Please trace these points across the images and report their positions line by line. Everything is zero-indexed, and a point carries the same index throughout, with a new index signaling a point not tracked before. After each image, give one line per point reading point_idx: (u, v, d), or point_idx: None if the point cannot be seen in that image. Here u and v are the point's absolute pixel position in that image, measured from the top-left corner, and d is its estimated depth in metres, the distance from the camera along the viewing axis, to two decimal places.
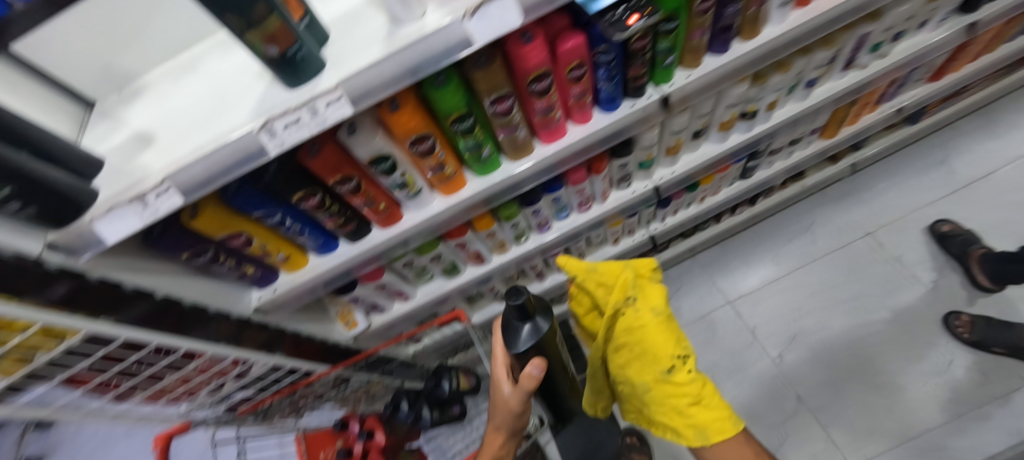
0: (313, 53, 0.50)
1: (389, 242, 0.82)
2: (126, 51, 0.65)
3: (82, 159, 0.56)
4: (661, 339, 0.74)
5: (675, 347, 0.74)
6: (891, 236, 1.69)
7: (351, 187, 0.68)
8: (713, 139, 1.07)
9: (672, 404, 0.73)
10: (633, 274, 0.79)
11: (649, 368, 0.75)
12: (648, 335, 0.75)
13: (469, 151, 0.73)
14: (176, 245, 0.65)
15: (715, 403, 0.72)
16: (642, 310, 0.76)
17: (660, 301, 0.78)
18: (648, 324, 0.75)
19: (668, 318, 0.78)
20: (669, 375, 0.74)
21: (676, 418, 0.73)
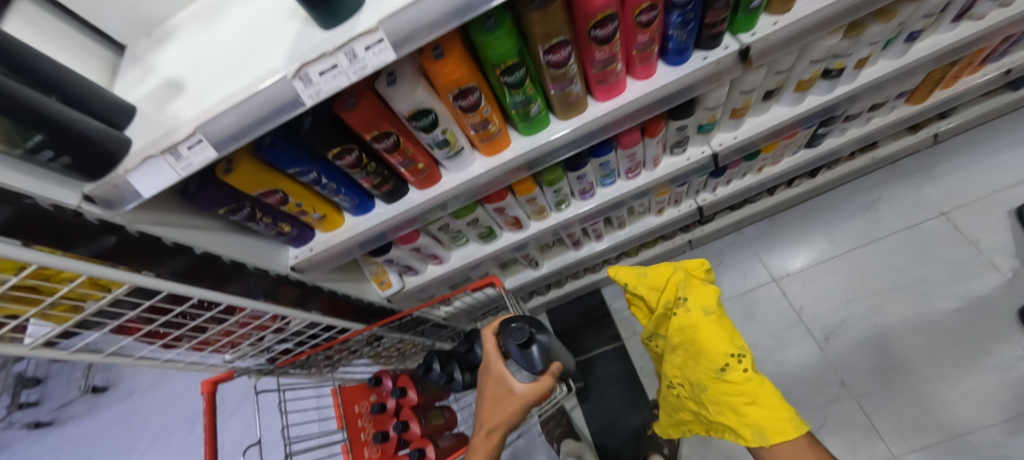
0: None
1: (426, 204, 0.77)
2: None
3: (117, 107, 0.53)
4: (714, 334, 0.87)
5: (728, 346, 0.85)
6: (969, 218, 1.52)
7: (390, 145, 0.63)
8: (785, 101, 0.95)
9: (728, 401, 0.83)
10: (685, 277, 0.94)
11: (705, 366, 0.87)
12: (703, 332, 0.88)
13: (516, 108, 0.66)
14: (212, 200, 0.63)
15: (772, 403, 0.79)
16: (694, 308, 0.90)
17: (711, 301, 0.91)
18: (699, 322, 0.88)
19: (720, 317, 0.90)
20: (723, 373, 0.84)
21: (733, 417, 0.82)
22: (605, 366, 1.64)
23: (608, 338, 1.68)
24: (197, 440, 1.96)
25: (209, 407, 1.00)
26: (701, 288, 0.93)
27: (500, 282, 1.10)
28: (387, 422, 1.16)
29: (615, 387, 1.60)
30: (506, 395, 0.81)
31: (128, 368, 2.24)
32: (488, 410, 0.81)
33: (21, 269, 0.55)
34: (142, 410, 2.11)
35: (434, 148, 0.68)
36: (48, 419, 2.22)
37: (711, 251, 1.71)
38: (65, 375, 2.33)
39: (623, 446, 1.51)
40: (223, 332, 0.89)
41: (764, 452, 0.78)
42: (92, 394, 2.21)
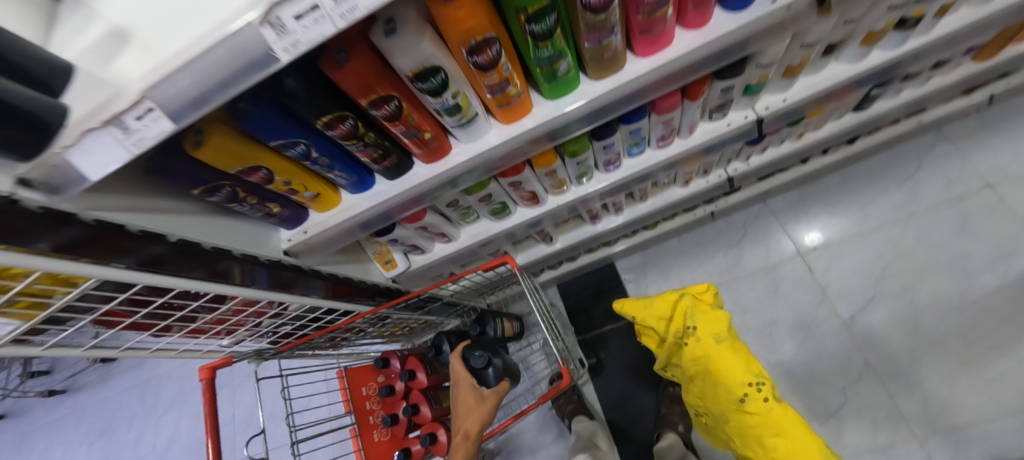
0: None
1: (434, 180, 0.67)
2: None
3: (50, 65, 0.42)
4: (730, 365, 0.96)
5: (745, 375, 0.95)
6: (1018, 189, 1.39)
7: (391, 111, 0.53)
8: (845, 57, 0.82)
9: (752, 428, 0.94)
10: (692, 305, 1.03)
11: (726, 396, 0.97)
12: (718, 361, 0.97)
13: (542, 65, 0.54)
14: (180, 178, 0.53)
15: (792, 430, 0.90)
16: (705, 338, 0.99)
17: (720, 329, 1.00)
18: (713, 352, 0.98)
19: (731, 345, 0.99)
20: (744, 403, 0.94)
21: (758, 444, 0.94)
22: (618, 342, 1.58)
23: (621, 313, 1.61)
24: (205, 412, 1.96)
25: (209, 395, 0.94)
26: (709, 316, 1.01)
27: (514, 263, 1.04)
28: (397, 406, 1.10)
29: (628, 363, 1.55)
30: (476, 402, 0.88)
31: None
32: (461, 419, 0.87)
33: None
34: (151, 381, 2.11)
35: (442, 115, 0.57)
36: (58, 388, 2.23)
37: (733, 223, 1.60)
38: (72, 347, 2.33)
39: (636, 420, 1.49)
40: (216, 320, 0.82)
41: None
42: (100, 365, 2.21)
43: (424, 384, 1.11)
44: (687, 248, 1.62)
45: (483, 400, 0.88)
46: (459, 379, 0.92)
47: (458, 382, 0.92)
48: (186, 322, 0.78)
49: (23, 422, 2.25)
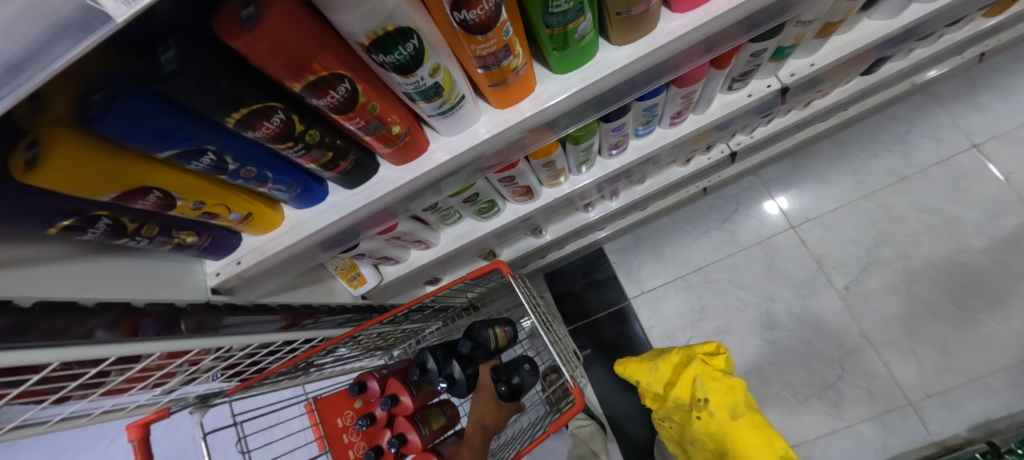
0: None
1: (408, 186, 0.51)
2: None
3: None
4: (751, 443, 0.94)
5: (767, 456, 0.92)
6: (1002, 149, 1.40)
7: (341, 99, 0.36)
8: (880, 13, 0.70)
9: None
10: (704, 375, 1.02)
11: None
12: (738, 438, 0.96)
13: (556, 22, 0.39)
14: (12, 211, 0.34)
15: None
16: (719, 412, 0.99)
17: (735, 400, 0.99)
18: (731, 428, 0.97)
19: (750, 420, 0.97)
20: None
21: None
22: (612, 328, 1.49)
23: (613, 299, 1.52)
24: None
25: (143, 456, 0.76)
26: (721, 385, 1.01)
27: (507, 268, 0.92)
28: (381, 436, 0.94)
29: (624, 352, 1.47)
30: (488, 414, 0.87)
31: None
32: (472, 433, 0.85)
33: None
34: None
35: (416, 101, 0.41)
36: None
37: (725, 197, 1.52)
38: None
39: (634, 409, 1.42)
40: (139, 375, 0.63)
41: None
42: None
43: (411, 408, 0.95)
44: (678, 226, 1.53)
45: (495, 416, 0.87)
46: (482, 390, 0.90)
47: (480, 391, 0.90)
48: (93, 385, 0.59)
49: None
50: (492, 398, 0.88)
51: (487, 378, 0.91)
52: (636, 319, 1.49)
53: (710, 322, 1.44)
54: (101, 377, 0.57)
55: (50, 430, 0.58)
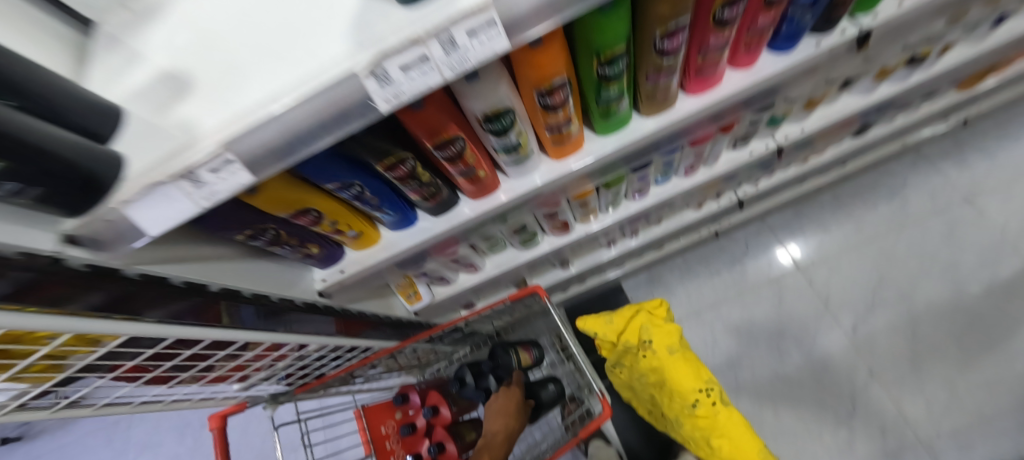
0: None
1: (480, 216, 0.66)
2: None
3: (87, 102, 0.38)
4: (682, 374, 1.03)
5: (694, 382, 1.02)
6: (992, 203, 1.51)
7: (455, 151, 0.51)
8: (858, 90, 0.86)
9: (698, 426, 1.02)
10: (646, 321, 1.08)
11: (678, 402, 1.03)
12: (672, 372, 1.03)
13: (604, 104, 0.54)
14: (226, 224, 0.50)
15: (730, 427, 1.00)
16: (660, 351, 1.05)
17: (673, 340, 1.06)
18: (667, 362, 1.04)
19: (683, 356, 1.05)
20: (693, 408, 1.02)
21: (704, 439, 1.02)
22: None
23: None
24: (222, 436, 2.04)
25: (221, 444, 0.88)
26: (663, 329, 1.07)
27: (543, 292, 1.05)
28: (419, 445, 1.03)
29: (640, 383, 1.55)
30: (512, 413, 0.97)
31: None
32: (501, 428, 0.94)
33: None
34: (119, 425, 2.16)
35: (500, 154, 0.56)
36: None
37: (735, 240, 1.63)
38: None
39: None
40: (235, 367, 0.76)
41: None
42: None
43: (448, 420, 1.05)
44: (691, 265, 1.64)
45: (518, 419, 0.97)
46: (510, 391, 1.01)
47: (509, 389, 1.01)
48: (200, 374, 0.72)
49: (25, 449, 2.23)
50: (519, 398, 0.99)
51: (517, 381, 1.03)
52: None
53: (724, 352, 1.54)
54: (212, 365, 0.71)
55: (164, 408, 0.74)
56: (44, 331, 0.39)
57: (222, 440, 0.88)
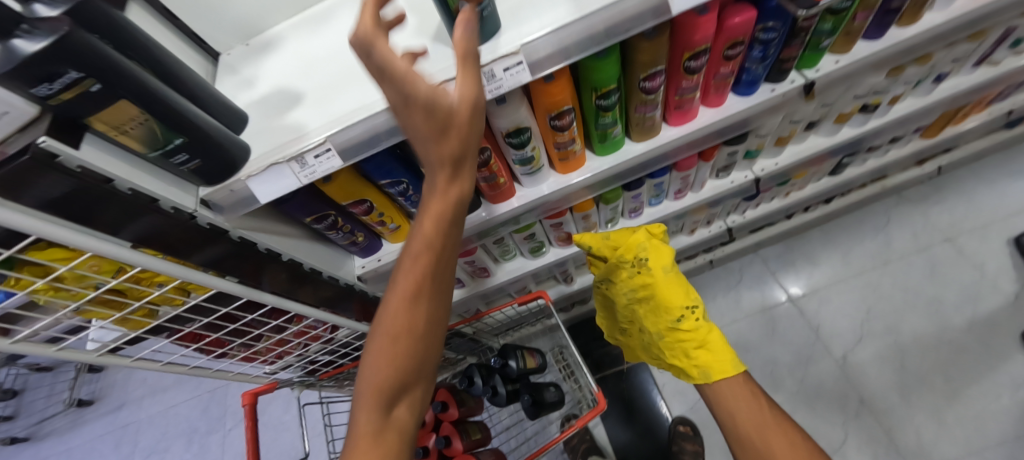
0: (495, 15, 0.48)
1: (497, 218, 0.79)
2: (273, 17, 0.67)
3: (227, 109, 0.54)
4: (672, 289, 0.86)
5: (686, 299, 0.86)
6: (972, 243, 1.60)
7: (482, 161, 0.65)
8: (823, 131, 1.00)
9: (682, 347, 0.85)
10: (645, 236, 0.88)
11: (662, 318, 0.88)
12: (663, 289, 0.87)
13: (602, 129, 0.69)
14: (303, 207, 0.63)
15: (720, 347, 0.82)
16: (654, 269, 0.87)
17: (670, 258, 0.89)
18: (661, 281, 0.87)
19: (678, 276, 0.89)
20: (678, 323, 0.85)
21: (684, 360, 0.85)
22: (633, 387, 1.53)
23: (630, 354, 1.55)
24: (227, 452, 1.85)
25: (251, 426, 0.89)
26: (660, 246, 0.90)
27: (548, 297, 1.11)
28: (427, 438, 1.08)
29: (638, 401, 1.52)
30: (438, 138, 0.40)
31: (120, 378, 2.14)
32: (437, 173, 0.43)
33: (117, 272, 0.55)
34: (128, 427, 2.03)
35: (517, 165, 0.70)
36: (86, 398, 2.12)
37: (730, 270, 1.75)
38: (46, 387, 2.23)
39: None
40: (275, 343, 0.85)
41: (705, 392, 0.82)
42: (76, 409, 2.11)
43: (455, 417, 1.09)
44: None
45: (446, 141, 0.41)
46: (408, 103, 0.39)
47: (397, 92, 0.39)
48: (249, 343, 0.81)
49: (30, 451, 2.08)
50: (439, 99, 0.39)
51: (403, 70, 0.38)
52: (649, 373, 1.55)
53: None
54: (257, 337, 0.81)
55: (213, 376, 0.82)
56: (162, 272, 0.51)
57: (251, 419, 0.90)
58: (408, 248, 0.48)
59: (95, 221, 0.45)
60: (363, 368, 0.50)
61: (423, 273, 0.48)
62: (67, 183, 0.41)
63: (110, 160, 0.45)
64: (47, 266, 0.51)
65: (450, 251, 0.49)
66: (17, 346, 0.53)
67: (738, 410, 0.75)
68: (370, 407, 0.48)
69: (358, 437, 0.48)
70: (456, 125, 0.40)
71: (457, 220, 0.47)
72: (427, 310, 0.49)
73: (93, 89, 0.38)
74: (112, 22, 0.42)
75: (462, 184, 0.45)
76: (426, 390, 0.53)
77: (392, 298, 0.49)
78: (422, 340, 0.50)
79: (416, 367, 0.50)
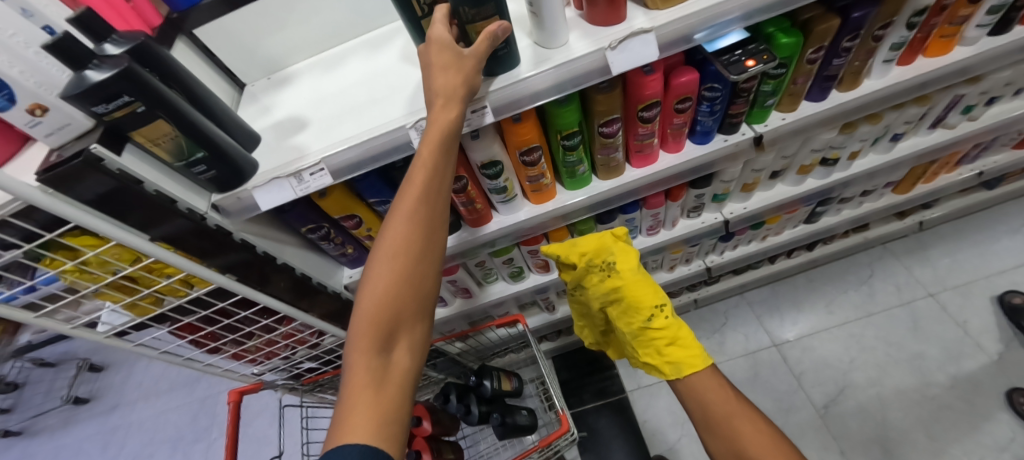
0: (514, 54, 0.57)
1: (475, 240, 0.87)
2: (297, 57, 0.80)
3: (245, 131, 0.65)
4: (641, 290, 0.86)
5: (655, 298, 0.86)
6: (956, 299, 1.56)
7: (460, 187, 0.74)
8: (788, 181, 1.08)
9: (654, 345, 0.85)
10: (611, 239, 0.89)
11: (634, 318, 0.87)
12: (632, 291, 0.87)
13: (568, 166, 0.78)
14: (301, 218, 0.73)
15: (690, 342, 0.83)
16: (622, 270, 0.88)
17: (637, 259, 0.90)
18: (630, 282, 0.87)
19: (646, 276, 0.90)
20: (649, 323, 0.85)
21: (657, 357, 0.85)
22: (610, 423, 1.51)
23: (610, 389, 1.57)
24: (215, 454, 1.90)
25: (234, 421, 0.93)
26: (626, 250, 0.90)
27: (524, 321, 1.15)
28: None
29: (615, 438, 1.49)
30: (444, 71, 0.53)
31: (117, 379, 2.21)
32: (433, 105, 0.54)
33: (134, 261, 0.64)
34: (117, 430, 2.07)
35: (493, 193, 0.79)
36: (82, 397, 2.17)
37: (715, 311, 1.74)
38: (45, 383, 2.28)
39: None
40: (264, 344, 0.92)
41: (678, 387, 0.81)
42: (71, 407, 2.16)
43: (429, 434, 1.07)
44: None
45: (448, 74, 0.53)
46: (428, 52, 0.54)
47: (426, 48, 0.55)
48: (240, 340, 0.88)
49: (21, 446, 2.12)
50: (451, 48, 0.53)
51: (432, 31, 0.54)
52: (631, 410, 1.52)
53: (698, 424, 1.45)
54: (248, 336, 0.88)
55: (203, 369, 0.88)
56: (169, 262, 0.60)
57: (235, 416, 0.93)
58: (403, 189, 0.55)
59: (122, 217, 0.54)
60: (356, 312, 0.53)
61: (416, 206, 0.55)
62: (109, 183, 0.51)
63: (143, 167, 0.54)
64: (78, 250, 0.60)
65: (442, 184, 0.56)
66: (41, 321, 0.61)
67: (709, 401, 0.76)
68: (368, 347, 0.51)
69: (358, 377, 0.49)
70: (459, 65, 0.53)
71: (449, 152, 0.56)
72: (419, 244, 0.55)
73: (139, 110, 0.48)
74: (159, 59, 0.53)
75: (455, 113, 0.54)
76: (421, 335, 0.56)
77: (386, 238, 0.54)
78: (415, 271, 0.55)
79: (410, 304, 0.54)
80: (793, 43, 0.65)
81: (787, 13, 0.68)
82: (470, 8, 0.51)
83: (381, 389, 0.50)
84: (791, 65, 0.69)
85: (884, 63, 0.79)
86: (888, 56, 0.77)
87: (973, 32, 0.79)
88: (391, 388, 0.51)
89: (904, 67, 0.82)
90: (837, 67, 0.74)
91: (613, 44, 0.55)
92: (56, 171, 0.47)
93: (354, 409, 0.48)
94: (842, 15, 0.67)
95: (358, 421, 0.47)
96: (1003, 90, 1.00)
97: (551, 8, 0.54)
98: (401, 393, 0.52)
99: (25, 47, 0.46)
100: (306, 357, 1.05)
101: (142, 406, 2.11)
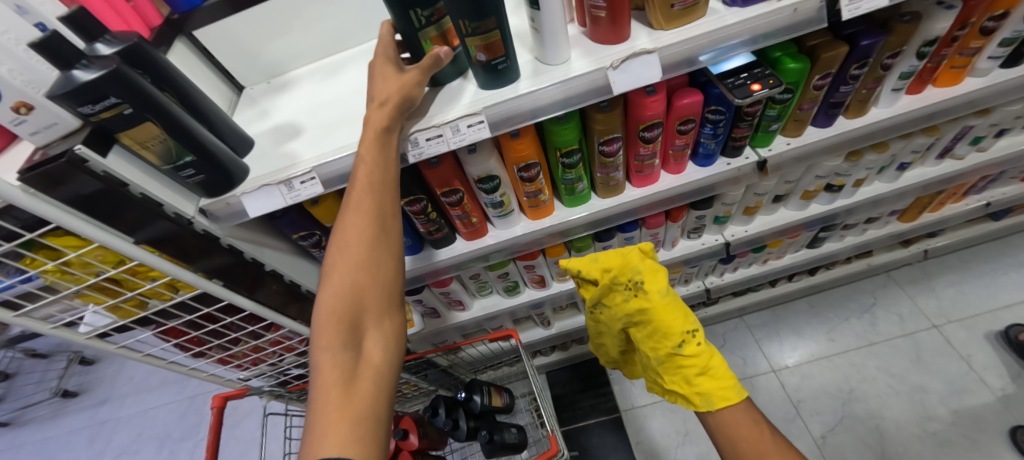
0: (514, 67, 0.57)
1: (470, 253, 0.86)
2: (297, 63, 0.79)
3: (238, 136, 0.64)
4: (670, 313, 0.81)
5: (684, 324, 0.81)
6: (960, 333, 1.53)
7: (455, 200, 0.73)
8: (792, 205, 1.06)
9: (683, 373, 0.80)
10: (638, 257, 0.83)
11: (662, 343, 0.82)
12: (659, 314, 0.81)
13: (567, 183, 0.76)
14: (292, 225, 0.71)
15: (722, 373, 0.77)
16: (650, 292, 0.82)
17: (665, 280, 0.84)
18: (657, 305, 0.82)
19: (675, 298, 0.84)
20: (679, 349, 0.80)
21: (686, 387, 0.80)
22: (600, 440, 1.49)
23: (604, 407, 1.54)
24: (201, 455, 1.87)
25: (215, 427, 0.90)
26: (654, 270, 0.85)
27: (518, 336, 1.12)
28: None
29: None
30: (386, 80, 0.56)
31: (109, 373, 2.19)
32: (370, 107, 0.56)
33: (118, 263, 0.62)
34: (105, 425, 2.04)
35: (489, 207, 0.78)
36: (72, 389, 2.16)
37: (714, 333, 1.71)
38: (37, 374, 2.27)
39: None
40: (251, 349, 0.90)
41: (709, 420, 0.76)
42: (61, 399, 2.14)
43: (415, 448, 1.04)
44: None
45: (388, 82, 0.56)
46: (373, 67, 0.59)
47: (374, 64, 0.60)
48: (227, 345, 0.86)
49: (9, 436, 2.10)
50: (393, 61, 0.58)
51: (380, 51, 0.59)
52: (624, 431, 1.49)
53: (694, 448, 1.41)
54: (234, 340, 0.86)
55: (187, 373, 0.86)
56: (152, 266, 0.58)
57: (217, 422, 0.90)
58: (352, 184, 0.55)
59: (107, 219, 0.53)
60: (317, 309, 0.51)
61: (364, 196, 0.54)
62: (94, 185, 0.49)
63: (128, 168, 0.53)
64: (60, 251, 0.58)
65: (390, 172, 0.55)
66: (20, 320, 0.60)
67: (740, 438, 0.71)
68: (334, 344, 0.48)
69: (327, 376, 0.47)
70: (398, 76, 0.56)
71: (390, 145, 0.55)
72: (372, 235, 0.53)
73: (126, 112, 0.47)
74: (150, 59, 0.52)
75: (388, 113, 0.54)
76: (393, 327, 0.54)
77: (339, 233, 0.53)
78: (372, 263, 0.53)
79: (373, 294, 0.52)
80: (799, 68, 0.64)
81: (793, 39, 0.67)
82: (469, 21, 0.50)
83: (352, 387, 0.47)
84: (797, 91, 0.68)
85: (892, 92, 0.77)
86: (896, 85, 0.75)
87: (984, 64, 0.78)
88: (364, 385, 0.48)
89: (912, 96, 0.81)
90: (844, 94, 0.73)
91: (614, 64, 0.54)
92: (41, 170, 0.46)
93: (326, 411, 0.45)
94: (850, 43, 0.65)
95: (331, 425, 0.44)
96: (1014, 123, 0.98)
97: (552, 24, 0.53)
98: (376, 390, 0.49)
99: (15, 44, 0.46)
100: (295, 364, 1.03)
101: (132, 401, 2.09)
